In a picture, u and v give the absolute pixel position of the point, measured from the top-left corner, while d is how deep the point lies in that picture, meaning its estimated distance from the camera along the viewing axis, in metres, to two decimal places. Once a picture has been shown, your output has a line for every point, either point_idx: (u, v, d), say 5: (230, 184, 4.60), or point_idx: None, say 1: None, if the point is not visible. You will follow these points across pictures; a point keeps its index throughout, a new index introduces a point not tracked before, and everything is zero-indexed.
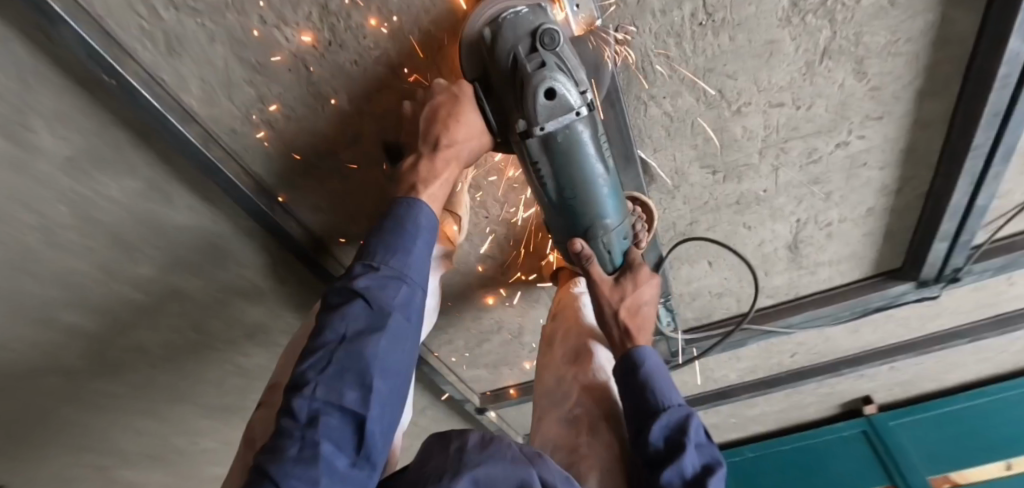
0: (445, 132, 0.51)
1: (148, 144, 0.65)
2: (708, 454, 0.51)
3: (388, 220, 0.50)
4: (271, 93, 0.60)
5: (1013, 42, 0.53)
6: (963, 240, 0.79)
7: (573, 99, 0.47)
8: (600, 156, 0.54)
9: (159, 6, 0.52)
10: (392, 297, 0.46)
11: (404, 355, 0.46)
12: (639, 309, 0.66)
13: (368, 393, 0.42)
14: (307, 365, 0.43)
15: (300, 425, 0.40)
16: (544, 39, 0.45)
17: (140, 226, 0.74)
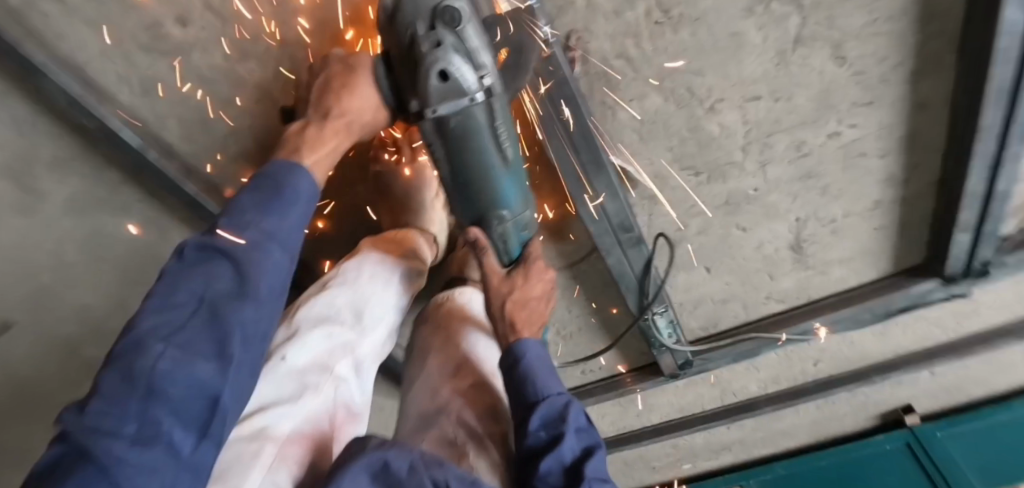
0: (335, 100, 0.51)
1: (138, 182, 0.68)
2: (588, 438, 0.52)
3: (266, 180, 0.45)
4: (245, 124, 0.63)
5: (1009, 11, 0.46)
6: (987, 232, 0.72)
7: (467, 83, 0.47)
8: (499, 147, 0.53)
9: (132, 50, 0.55)
10: (262, 259, 0.41)
11: (265, 328, 0.41)
12: (527, 304, 0.62)
13: (225, 366, 0.36)
14: (149, 326, 0.35)
15: (138, 398, 0.32)
16: (444, 16, 0.45)
17: (144, 256, 0.79)
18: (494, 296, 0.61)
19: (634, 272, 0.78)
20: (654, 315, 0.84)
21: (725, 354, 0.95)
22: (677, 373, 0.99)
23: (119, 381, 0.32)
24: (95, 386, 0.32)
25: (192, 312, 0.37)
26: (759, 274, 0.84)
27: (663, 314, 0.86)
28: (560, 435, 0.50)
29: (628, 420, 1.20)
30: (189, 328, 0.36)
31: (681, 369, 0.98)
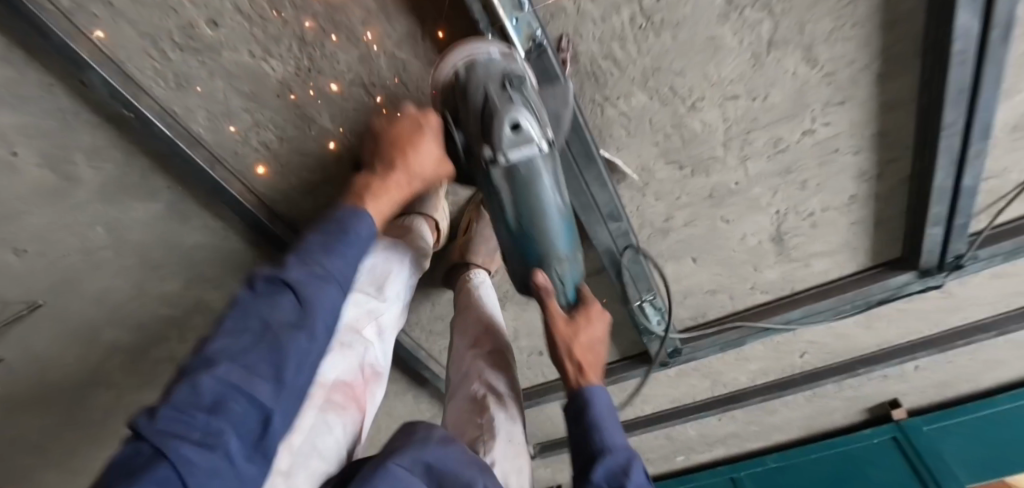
0: (403, 156, 0.57)
1: (166, 171, 0.74)
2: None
3: (333, 222, 0.51)
4: (264, 118, 0.69)
5: (961, 16, 0.54)
6: (958, 224, 0.77)
7: (535, 134, 0.55)
8: (554, 188, 0.61)
9: (168, 48, 0.62)
10: (319, 294, 0.47)
11: (320, 354, 0.46)
12: (590, 344, 0.72)
13: (278, 388, 0.43)
14: (219, 346, 0.42)
15: (202, 411, 0.39)
16: (512, 81, 0.54)
17: (168, 243, 0.84)
18: (561, 339, 0.70)
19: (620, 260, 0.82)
20: (641, 302, 0.89)
21: (712, 342, 1.00)
22: (667, 362, 1.04)
23: (191, 391, 0.39)
24: (168, 393, 0.39)
25: (257, 336, 0.43)
26: (745, 266, 0.89)
27: (649, 302, 0.90)
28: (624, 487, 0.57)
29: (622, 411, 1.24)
30: (252, 352, 0.42)
31: (671, 358, 1.04)
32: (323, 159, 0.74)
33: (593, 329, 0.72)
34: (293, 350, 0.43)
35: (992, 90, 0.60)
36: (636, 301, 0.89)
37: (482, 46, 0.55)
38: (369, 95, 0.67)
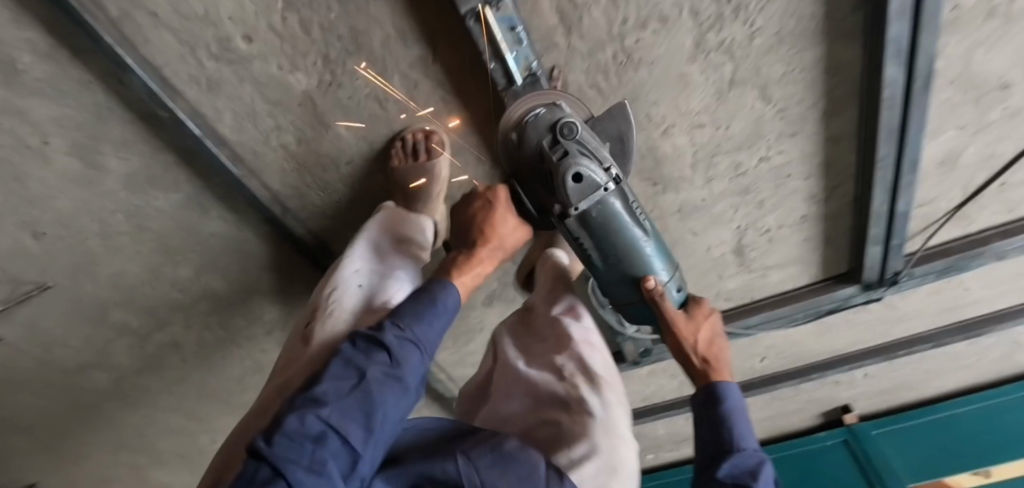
0: (489, 234, 0.73)
1: (189, 165, 0.80)
2: None
3: (426, 293, 0.68)
4: (285, 123, 0.76)
5: (889, 68, 0.65)
6: (895, 244, 0.88)
7: (598, 177, 0.66)
8: (636, 222, 0.70)
9: (204, 57, 0.69)
10: (406, 356, 0.62)
11: (399, 411, 0.60)
12: (712, 341, 0.76)
13: (368, 433, 0.57)
14: (329, 387, 0.57)
15: (309, 439, 0.53)
16: (564, 131, 0.65)
17: (182, 232, 0.90)
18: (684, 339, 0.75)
19: None
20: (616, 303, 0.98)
21: None
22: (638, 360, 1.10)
23: (300, 422, 0.53)
24: (282, 422, 0.53)
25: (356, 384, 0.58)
26: (709, 275, 1.00)
27: None
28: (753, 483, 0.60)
29: None
30: (352, 396, 0.57)
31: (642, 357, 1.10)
32: (335, 161, 0.81)
33: (708, 328, 0.77)
34: (381, 404, 0.58)
35: (916, 129, 0.72)
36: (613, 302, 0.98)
37: (532, 106, 0.67)
38: (383, 108, 0.74)
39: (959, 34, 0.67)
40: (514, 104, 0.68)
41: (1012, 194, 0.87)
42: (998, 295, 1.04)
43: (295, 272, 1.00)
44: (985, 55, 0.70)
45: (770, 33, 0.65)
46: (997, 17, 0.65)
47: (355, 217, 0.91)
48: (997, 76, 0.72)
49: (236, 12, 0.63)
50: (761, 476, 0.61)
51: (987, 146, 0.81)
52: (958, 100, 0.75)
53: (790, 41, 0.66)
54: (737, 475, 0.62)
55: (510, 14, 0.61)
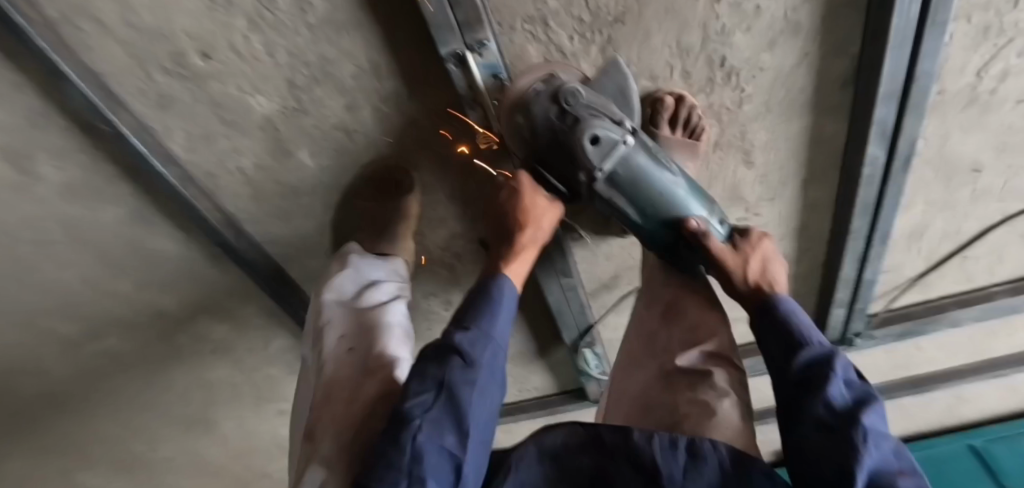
0: (523, 220, 0.62)
1: (133, 180, 0.73)
2: (860, 389, 0.51)
3: (481, 290, 0.61)
4: (243, 146, 0.70)
5: (871, 149, 0.67)
6: (858, 308, 0.91)
7: (616, 134, 0.58)
8: (664, 166, 0.62)
9: (154, 71, 0.62)
10: (482, 354, 0.56)
11: (488, 409, 0.55)
12: (766, 266, 0.66)
13: (462, 440, 0.51)
14: (411, 403, 0.52)
15: (406, 464, 0.48)
16: (568, 98, 0.57)
17: (124, 245, 0.83)
18: (733, 274, 0.65)
19: (571, 311, 0.88)
20: (583, 348, 0.96)
21: None
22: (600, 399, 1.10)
23: (394, 453, 0.49)
24: (375, 460, 0.49)
25: (435, 394, 0.53)
26: None
27: (591, 349, 0.97)
28: (826, 383, 0.50)
29: None
30: (434, 408, 0.52)
31: None
32: (297, 190, 0.76)
33: (758, 259, 0.66)
34: (469, 403, 0.52)
35: (890, 207, 0.74)
36: (582, 347, 0.96)
37: (529, 81, 0.58)
38: (349, 139, 0.69)
39: (940, 117, 0.69)
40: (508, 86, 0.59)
41: (971, 265, 0.90)
42: (948, 355, 1.09)
43: (247, 294, 0.92)
44: (961, 138, 0.71)
45: (758, 101, 0.66)
46: (977, 105, 0.67)
47: (314, 245, 0.85)
48: (970, 158, 0.74)
49: (193, 28, 0.57)
50: (829, 364, 0.52)
51: (954, 222, 0.82)
52: (931, 178, 0.76)
53: (778, 109, 0.67)
54: (806, 371, 0.53)
55: (494, 62, 0.58)
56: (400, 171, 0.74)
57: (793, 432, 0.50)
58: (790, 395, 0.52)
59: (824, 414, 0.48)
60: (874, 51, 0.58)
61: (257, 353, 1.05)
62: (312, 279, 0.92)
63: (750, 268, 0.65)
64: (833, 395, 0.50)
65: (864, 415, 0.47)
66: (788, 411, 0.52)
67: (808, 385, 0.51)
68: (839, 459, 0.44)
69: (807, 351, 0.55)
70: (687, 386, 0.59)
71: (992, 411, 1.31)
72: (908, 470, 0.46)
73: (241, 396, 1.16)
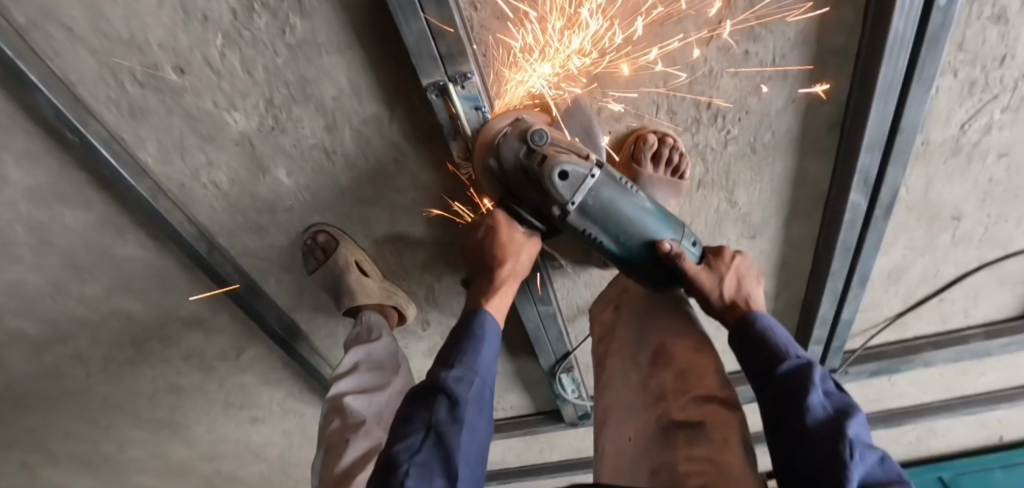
0: (501, 255, 0.62)
1: (103, 187, 0.71)
2: (839, 400, 0.51)
3: (463, 329, 0.62)
4: (218, 160, 0.68)
5: (852, 195, 0.67)
6: (834, 346, 0.92)
7: (584, 168, 0.57)
8: (634, 192, 0.60)
9: (126, 82, 0.60)
10: (468, 391, 0.57)
11: (478, 445, 0.56)
12: (742, 284, 0.64)
13: (452, 482, 0.52)
14: (399, 447, 0.54)
15: None
16: (535, 138, 0.57)
17: (93, 251, 0.80)
18: (712, 298, 0.63)
19: (549, 337, 0.88)
20: (560, 373, 0.95)
21: None
22: (575, 421, 1.09)
23: None
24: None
25: (423, 435, 0.54)
26: None
27: (567, 374, 0.96)
28: (806, 395, 0.50)
29: (531, 454, 1.25)
30: (422, 451, 0.53)
31: (579, 419, 1.09)
32: (273, 206, 0.74)
33: (733, 278, 0.64)
34: (456, 441, 0.54)
35: (869, 251, 0.74)
36: (560, 373, 0.95)
37: (496, 128, 0.59)
38: (327, 159, 0.67)
39: (925, 166, 0.69)
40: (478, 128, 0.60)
41: (947, 307, 0.91)
42: (920, 391, 1.11)
43: (221, 304, 0.90)
44: (943, 187, 0.72)
45: (743, 142, 0.66)
46: (962, 155, 0.68)
47: (288, 260, 0.83)
48: (950, 207, 0.74)
49: (168, 41, 0.55)
50: (810, 374, 0.52)
51: (932, 265, 0.83)
52: (914, 223, 0.76)
53: (762, 151, 0.67)
54: (788, 382, 0.53)
55: (477, 94, 0.57)
56: (310, 231, 0.77)
57: (783, 448, 0.49)
58: (777, 407, 0.52)
59: (812, 428, 0.48)
60: (860, 101, 0.58)
61: (229, 361, 1.03)
62: (288, 293, 0.90)
63: (726, 286, 0.63)
64: (816, 405, 0.50)
65: (848, 426, 0.47)
66: (775, 425, 0.52)
67: (792, 398, 0.51)
68: (830, 473, 0.44)
69: (789, 362, 0.55)
70: (687, 441, 0.54)
71: (959, 447, 1.33)
72: (894, 477, 0.47)
73: (211, 401, 1.13)
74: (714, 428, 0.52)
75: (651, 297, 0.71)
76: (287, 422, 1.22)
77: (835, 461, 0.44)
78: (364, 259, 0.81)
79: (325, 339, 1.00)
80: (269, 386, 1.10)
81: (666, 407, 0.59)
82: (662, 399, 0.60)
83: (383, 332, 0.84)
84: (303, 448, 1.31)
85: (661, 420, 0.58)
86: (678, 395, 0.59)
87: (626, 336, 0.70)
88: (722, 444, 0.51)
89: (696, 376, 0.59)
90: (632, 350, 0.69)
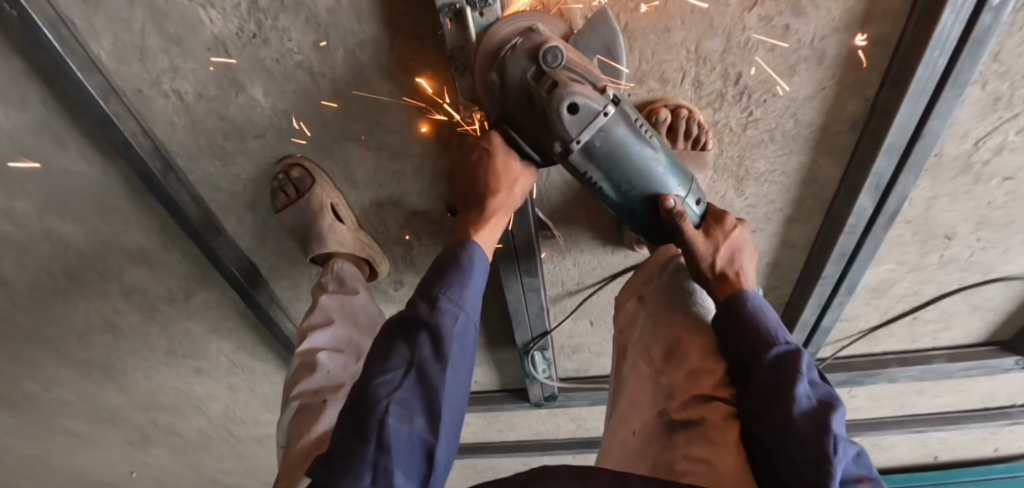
0: (494, 186, 0.56)
1: (43, 83, 0.61)
2: (824, 392, 0.48)
3: (446, 262, 0.57)
4: (185, 67, 0.59)
5: (861, 198, 0.65)
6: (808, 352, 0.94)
7: (596, 103, 0.48)
8: (646, 142, 0.53)
9: None
10: (453, 326, 0.54)
11: (460, 384, 0.53)
12: (737, 256, 0.60)
13: (432, 423, 0.50)
14: (377, 383, 0.50)
15: (371, 447, 0.47)
16: (547, 58, 0.47)
17: (26, 159, 0.70)
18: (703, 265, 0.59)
19: (528, 311, 0.83)
20: (534, 351, 0.91)
21: (585, 396, 1.03)
22: (541, 402, 1.06)
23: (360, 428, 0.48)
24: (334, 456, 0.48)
25: (404, 372, 0.51)
26: None
27: (541, 352, 0.92)
28: (792, 380, 0.46)
29: (489, 432, 1.22)
30: (403, 389, 0.50)
31: (545, 400, 1.05)
32: (243, 130, 0.66)
33: (730, 250, 0.59)
34: (440, 381, 0.51)
35: (863, 261, 0.74)
36: (533, 350, 0.91)
37: (507, 35, 0.49)
38: (313, 82, 0.60)
39: (932, 181, 0.67)
40: (488, 31, 0.50)
41: (919, 327, 0.92)
42: (876, 406, 1.13)
43: (174, 238, 0.81)
44: (944, 204, 0.71)
45: (762, 127, 0.63)
46: (969, 173, 0.67)
47: (253, 195, 0.75)
48: (948, 226, 0.74)
49: None
50: (797, 365, 0.48)
51: (916, 283, 0.83)
52: (908, 238, 0.76)
53: (780, 140, 0.64)
54: (777, 370, 0.48)
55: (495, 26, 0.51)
56: (283, 163, 0.70)
57: (760, 441, 0.46)
58: (756, 391, 0.48)
59: (796, 417, 0.44)
60: (890, 99, 0.56)
61: (176, 304, 0.94)
62: (251, 234, 0.81)
63: (721, 257, 0.59)
64: (801, 395, 0.46)
65: (831, 421, 0.43)
66: (750, 410, 0.48)
67: (775, 388, 0.47)
68: (811, 474, 0.40)
69: (779, 348, 0.50)
70: (686, 440, 0.52)
71: (902, 464, 1.38)
72: (867, 473, 0.44)
73: (152, 346, 1.04)
74: (715, 428, 0.49)
75: (667, 293, 0.65)
76: (234, 377, 1.13)
77: (815, 459, 0.40)
78: (340, 203, 0.74)
79: (287, 290, 0.92)
80: (218, 336, 1.01)
81: (669, 404, 0.56)
82: (665, 391, 0.58)
83: (358, 285, 0.78)
84: (249, 406, 1.23)
85: (662, 416, 0.56)
86: (683, 393, 0.55)
87: (644, 326, 0.66)
88: (718, 444, 0.48)
89: (704, 377, 0.55)
90: (645, 343, 0.65)
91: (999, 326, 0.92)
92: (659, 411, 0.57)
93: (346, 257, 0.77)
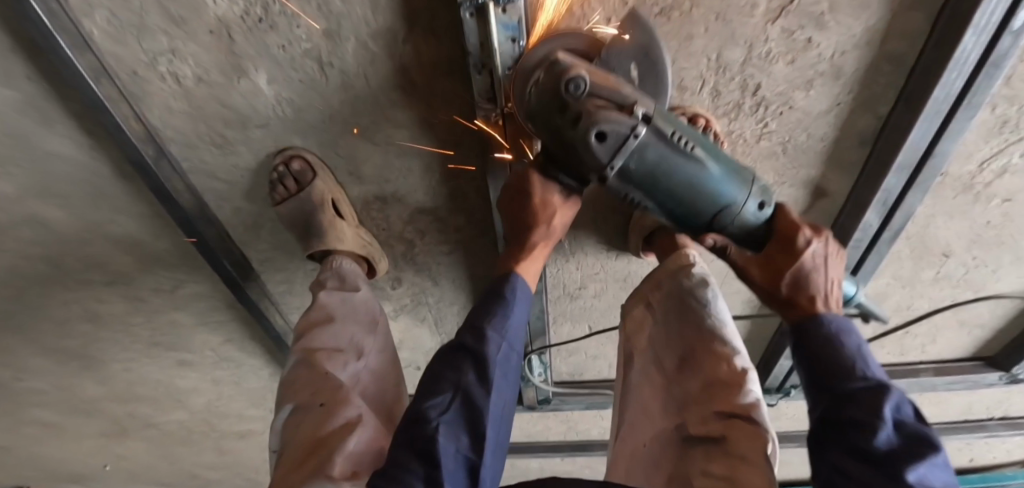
0: (533, 221, 0.58)
1: (30, 60, 0.57)
2: (915, 432, 0.43)
3: (493, 294, 0.57)
4: (186, 50, 0.56)
5: (868, 214, 0.66)
6: None
7: (624, 127, 0.47)
8: (689, 156, 0.49)
9: None
10: (497, 353, 0.53)
11: (502, 407, 0.53)
12: (809, 277, 0.55)
13: (478, 444, 0.50)
14: (428, 404, 0.50)
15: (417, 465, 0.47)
16: (569, 89, 0.46)
17: (8, 138, 0.66)
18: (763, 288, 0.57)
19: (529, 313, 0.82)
20: (531, 355, 0.90)
21: (579, 400, 1.03)
22: (534, 405, 1.05)
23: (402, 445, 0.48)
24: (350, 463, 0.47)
25: (451, 395, 0.51)
26: None
27: (538, 355, 0.91)
28: (874, 419, 0.43)
29: None
30: (451, 410, 0.50)
31: (539, 403, 1.05)
32: (245, 118, 0.63)
33: (799, 271, 0.55)
34: (486, 405, 0.51)
35: (863, 274, 0.75)
36: (531, 353, 0.90)
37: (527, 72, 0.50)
38: (321, 73, 0.57)
39: (935, 199, 0.68)
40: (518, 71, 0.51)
41: (909, 341, 0.94)
42: None
43: (164, 227, 0.78)
44: (943, 223, 0.72)
45: (776, 139, 0.62)
46: (970, 193, 0.67)
47: (252, 186, 0.73)
48: (945, 244, 0.75)
49: None
50: (879, 401, 0.44)
51: (910, 297, 0.85)
52: (905, 254, 0.77)
53: (792, 152, 0.64)
54: (851, 406, 0.46)
55: (516, 22, 0.49)
56: (284, 155, 0.67)
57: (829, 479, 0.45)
58: (831, 429, 0.47)
59: (870, 465, 0.42)
60: (903, 118, 0.56)
61: (162, 294, 0.90)
62: (246, 226, 0.79)
63: (786, 281, 0.55)
64: (883, 439, 0.43)
65: (907, 470, 0.40)
66: (824, 445, 0.47)
67: (849, 425, 0.45)
68: None
69: (857, 383, 0.47)
70: (705, 456, 0.52)
71: None
72: None
73: (133, 337, 1.00)
74: (736, 447, 0.49)
75: (672, 298, 0.64)
76: (219, 371, 1.10)
77: None
78: (342, 199, 0.72)
79: (280, 284, 0.90)
80: (205, 328, 0.98)
81: (686, 417, 0.57)
82: (683, 405, 0.58)
83: (358, 281, 0.77)
84: (232, 400, 1.20)
85: (679, 430, 0.57)
86: (702, 405, 0.56)
87: (653, 334, 0.65)
88: (742, 462, 0.48)
89: (721, 392, 0.54)
90: (657, 351, 0.64)
91: (984, 342, 0.94)
92: (675, 423, 0.57)
93: (348, 255, 0.76)
